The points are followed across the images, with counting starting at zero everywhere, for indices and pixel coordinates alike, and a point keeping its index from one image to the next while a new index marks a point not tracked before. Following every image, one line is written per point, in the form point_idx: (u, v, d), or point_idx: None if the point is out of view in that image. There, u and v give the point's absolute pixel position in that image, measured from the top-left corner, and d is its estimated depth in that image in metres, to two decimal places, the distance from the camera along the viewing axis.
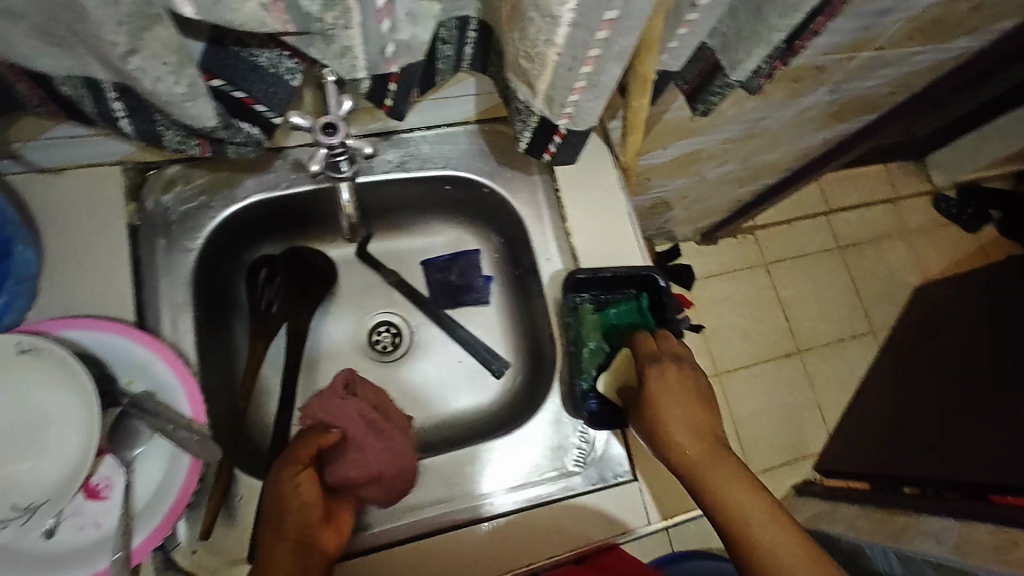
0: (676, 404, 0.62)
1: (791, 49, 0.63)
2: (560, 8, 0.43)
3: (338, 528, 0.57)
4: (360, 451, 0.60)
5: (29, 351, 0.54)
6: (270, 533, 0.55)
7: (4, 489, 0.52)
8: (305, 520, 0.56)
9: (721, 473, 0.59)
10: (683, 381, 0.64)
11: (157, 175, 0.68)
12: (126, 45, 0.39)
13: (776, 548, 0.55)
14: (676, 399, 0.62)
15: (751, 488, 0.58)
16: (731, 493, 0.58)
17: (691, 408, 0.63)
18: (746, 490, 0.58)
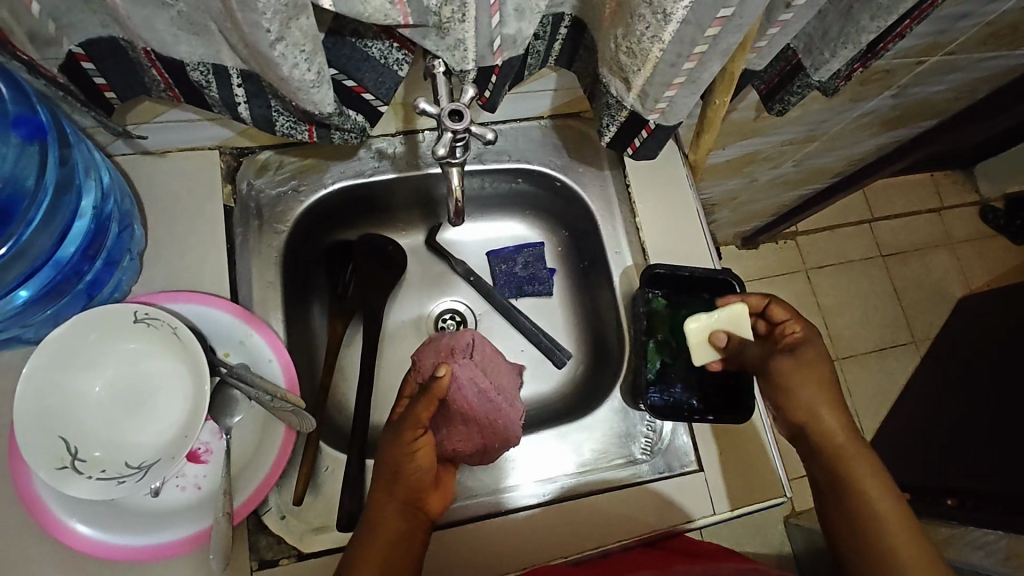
0: (820, 393, 0.62)
1: (874, 52, 0.64)
2: (674, 6, 0.45)
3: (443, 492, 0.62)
4: (464, 420, 0.65)
5: (143, 320, 0.57)
6: (383, 488, 0.59)
7: (122, 448, 0.56)
8: (415, 485, 0.59)
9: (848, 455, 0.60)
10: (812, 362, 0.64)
11: (252, 160, 0.70)
12: (276, 34, 0.41)
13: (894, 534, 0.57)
14: (809, 379, 0.62)
15: (887, 497, 0.59)
16: (862, 484, 0.59)
17: (821, 390, 0.62)
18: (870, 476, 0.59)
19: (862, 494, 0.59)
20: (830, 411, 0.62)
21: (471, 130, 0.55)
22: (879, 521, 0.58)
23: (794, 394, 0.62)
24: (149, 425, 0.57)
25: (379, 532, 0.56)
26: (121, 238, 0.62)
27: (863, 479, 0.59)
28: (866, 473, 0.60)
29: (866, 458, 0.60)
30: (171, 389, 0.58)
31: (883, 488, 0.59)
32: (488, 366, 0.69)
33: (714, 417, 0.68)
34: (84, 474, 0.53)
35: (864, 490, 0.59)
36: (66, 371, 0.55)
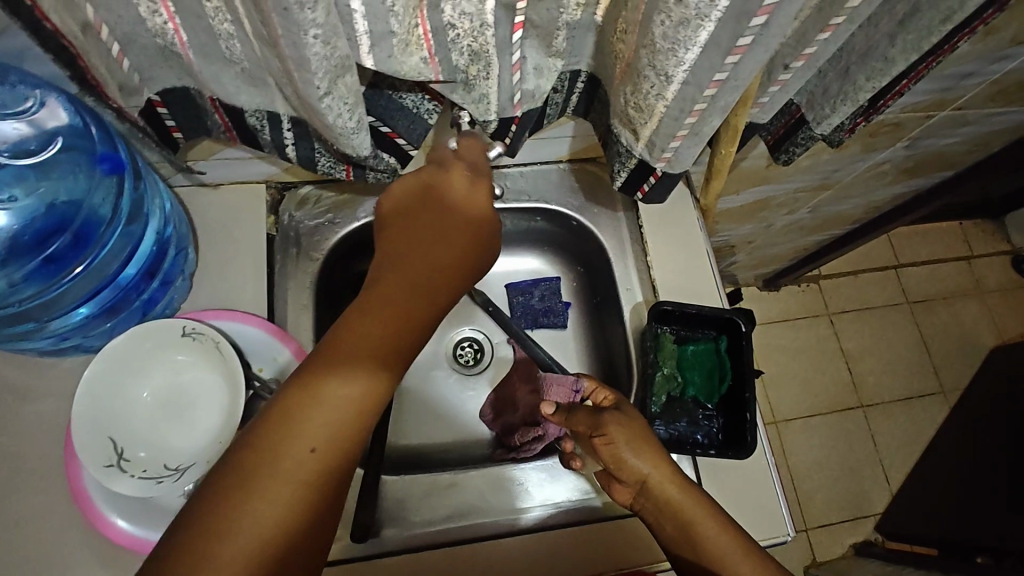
0: (640, 456, 0.60)
1: (876, 108, 0.68)
2: (675, 69, 0.50)
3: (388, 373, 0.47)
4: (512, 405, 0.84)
5: (190, 334, 0.63)
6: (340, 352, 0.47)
7: (162, 451, 0.61)
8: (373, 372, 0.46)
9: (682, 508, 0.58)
10: (631, 426, 0.62)
11: (293, 194, 0.78)
12: (325, 89, 0.48)
13: None
14: (628, 440, 0.61)
15: (738, 543, 0.55)
16: (707, 534, 0.56)
17: (641, 447, 0.61)
18: (712, 522, 0.56)
19: (714, 551, 0.55)
20: (660, 471, 0.60)
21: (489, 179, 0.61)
22: (737, 569, 0.54)
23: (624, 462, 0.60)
24: (187, 432, 0.63)
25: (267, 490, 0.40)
26: (176, 260, 0.69)
27: (708, 533, 0.56)
28: (709, 521, 0.57)
29: (705, 507, 0.58)
30: (209, 400, 0.64)
31: (731, 535, 0.56)
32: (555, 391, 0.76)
33: (717, 451, 0.70)
34: (128, 472, 0.58)
35: (721, 548, 0.55)
36: (121, 378, 0.62)
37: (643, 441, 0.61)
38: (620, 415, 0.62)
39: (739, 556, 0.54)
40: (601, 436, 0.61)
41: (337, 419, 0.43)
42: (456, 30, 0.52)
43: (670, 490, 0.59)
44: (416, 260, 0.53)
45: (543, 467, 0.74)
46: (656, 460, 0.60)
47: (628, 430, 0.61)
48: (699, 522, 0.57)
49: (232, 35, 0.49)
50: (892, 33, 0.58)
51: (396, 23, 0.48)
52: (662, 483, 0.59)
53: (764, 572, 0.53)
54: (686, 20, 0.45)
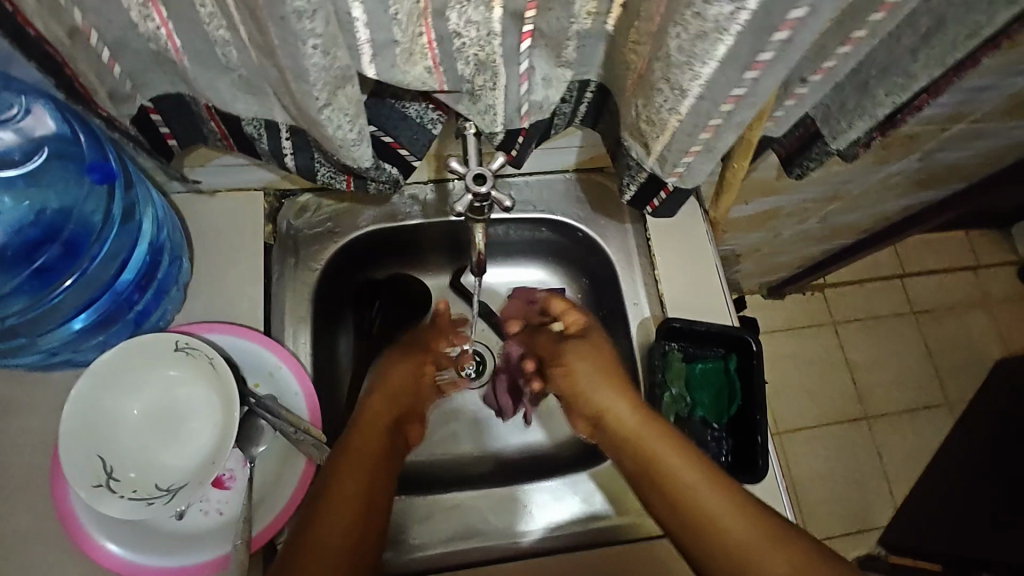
0: (605, 385, 0.65)
1: (893, 122, 0.65)
2: (690, 83, 0.48)
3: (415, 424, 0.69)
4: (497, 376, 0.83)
5: (183, 349, 0.61)
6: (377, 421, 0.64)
7: (152, 471, 0.59)
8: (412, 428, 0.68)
9: (645, 439, 0.61)
10: (596, 359, 0.67)
11: (292, 202, 0.75)
12: (324, 100, 0.46)
13: (715, 509, 0.55)
14: (593, 374, 0.66)
15: (700, 472, 0.58)
16: (671, 463, 0.59)
17: (605, 381, 0.65)
18: (675, 454, 0.59)
19: (671, 470, 0.58)
20: (624, 402, 0.64)
21: (493, 195, 0.56)
22: (704, 496, 0.56)
23: (587, 391, 0.66)
24: (179, 448, 0.61)
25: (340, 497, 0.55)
26: (172, 268, 0.66)
27: (666, 454, 0.59)
28: (674, 453, 0.60)
29: (668, 439, 0.61)
30: (202, 417, 0.62)
31: (689, 454, 0.59)
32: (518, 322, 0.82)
33: (727, 475, 0.68)
34: (117, 493, 0.57)
35: (685, 478, 0.58)
36: (110, 392, 0.59)
37: (608, 374, 0.66)
38: (583, 341, 0.69)
39: (695, 471, 0.58)
40: (563, 363, 0.68)
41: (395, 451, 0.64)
42: (461, 39, 0.49)
43: (628, 414, 0.63)
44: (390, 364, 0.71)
45: (555, 487, 0.71)
46: (619, 386, 0.65)
47: (595, 357, 0.67)
48: (657, 442, 0.60)
49: (228, 41, 0.47)
50: (914, 47, 0.56)
51: (399, 31, 0.46)
52: (625, 413, 0.63)
53: (721, 491, 0.56)
54: (704, 34, 0.43)
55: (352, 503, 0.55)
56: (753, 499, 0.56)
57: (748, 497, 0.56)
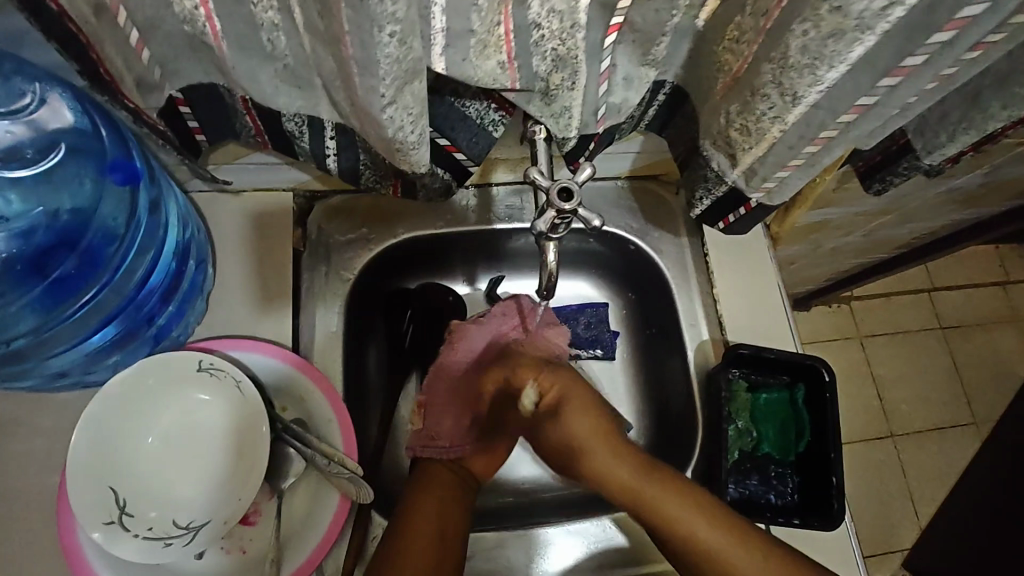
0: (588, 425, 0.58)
1: (992, 137, 0.59)
2: (808, 89, 0.42)
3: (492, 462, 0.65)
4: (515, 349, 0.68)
5: (207, 369, 0.55)
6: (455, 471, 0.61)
7: (170, 506, 0.53)
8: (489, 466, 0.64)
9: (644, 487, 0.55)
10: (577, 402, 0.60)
11: (323, 205, 0.69)
12: (389, 98, 0.39)
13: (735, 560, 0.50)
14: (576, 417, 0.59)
15: (713, 518, 0.53)
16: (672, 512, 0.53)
17: (590, 419, 0.58)
18: (676, 501, 0.53)
19: (671, 514, 0.53)
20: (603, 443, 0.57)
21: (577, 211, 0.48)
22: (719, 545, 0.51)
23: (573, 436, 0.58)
24: (199, 479, 0.54)
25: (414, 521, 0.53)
26: (197, 275, 0.60)
27: (659, 498, 0.54)
28: (676, 499, 0.54)
29: (663, 482, 0.55)
30: (224, 445, 0.55)
31: (667, 477, 0.55)
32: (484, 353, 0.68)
33: (800, 522, 0.62)
34: (131, 532, 0.50)
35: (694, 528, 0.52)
36: (124, 417, 0.53)
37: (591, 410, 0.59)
38: (571, 376, 0.62)
39: (702, 522, 0.52)
40: (552, 430, 0.60)
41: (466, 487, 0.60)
42: (541, 31, 0.42)
43: (616, 467, 0.56)
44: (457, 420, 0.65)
45: (587, 528, 0.65)
46: (606, 441, 0.57)
47: (585, 419, 0.58)
48: (645, 485, 0.54)
49: (277, 25, 0.40)
50: None
51: (478, 20, 0.40)
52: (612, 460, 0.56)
53: (692, 505, 0.53)
54: (839, 32, 0.37)
55: (425, 528, 0.53)
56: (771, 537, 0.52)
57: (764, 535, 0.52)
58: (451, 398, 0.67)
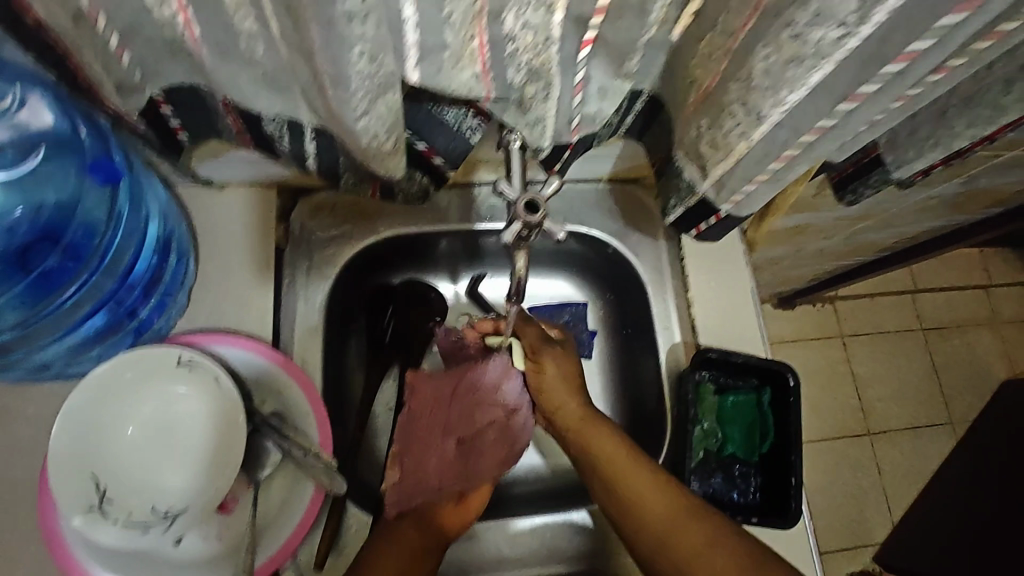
0: (553, 375, 0.63)
1: (961, 153, 0.61)
2: (770, 109, 0.43)
3: (467, 506, 0.64)
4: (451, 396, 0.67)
5: (185, 364, 0.56)
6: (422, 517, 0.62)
7: (148, 494, 0.55)
8: (462, 518, 0.63)
9: (594, 432, 0.60)
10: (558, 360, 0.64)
11: (306, 201, 0.70)
12: (363, 109, 0.40)
13: (655, 509, 0.54)
14: (552, 372, 0.64)
15: (647, 470, 0.57)
16: (614, 459, 0.58)
17: (564, 379, 0.63)
18: (614, 444, 0.59)
19: (597, 451, 0.59)
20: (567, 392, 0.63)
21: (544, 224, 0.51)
22: (649, 499, 0.55)
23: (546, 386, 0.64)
24: (178, 469, 0.56)
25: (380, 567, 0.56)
26: (178, 269, 0.62)
27: (598, 445, 0.59)
28: (611, 446, 0.59)
29: (603, 427, 0.61)
30: (202, 437, 0.57)
31: (602, 424, 0.61)
32: (433, 396, 0.67)
33: (758, 520, 0.65)
34: (110, 518, 0.53)
35: (630, 482, 0.56)
36: (106, 406, 0.54)
37: (570, 369, 0.64)
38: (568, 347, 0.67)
39: (638, 471, 0.57)
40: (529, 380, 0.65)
41: (427, 537, 0.61)
42: (516, 43, 0.42)
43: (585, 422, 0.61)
44: (423, 454, 0.66)
45: (550, 520, 0.68)
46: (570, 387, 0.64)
47: (556, 367, 0.64)
48: (588, 423, 0.61)
49: (255, 34, 0.41)
50: (1007, 78, 0.51)
51: (451, 34, 0.41)
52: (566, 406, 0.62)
53: (645, 470, 0.57)
54: (799, 58, 0.38)
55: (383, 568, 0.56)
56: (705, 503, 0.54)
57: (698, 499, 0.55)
58: (425, 437, 0.66)
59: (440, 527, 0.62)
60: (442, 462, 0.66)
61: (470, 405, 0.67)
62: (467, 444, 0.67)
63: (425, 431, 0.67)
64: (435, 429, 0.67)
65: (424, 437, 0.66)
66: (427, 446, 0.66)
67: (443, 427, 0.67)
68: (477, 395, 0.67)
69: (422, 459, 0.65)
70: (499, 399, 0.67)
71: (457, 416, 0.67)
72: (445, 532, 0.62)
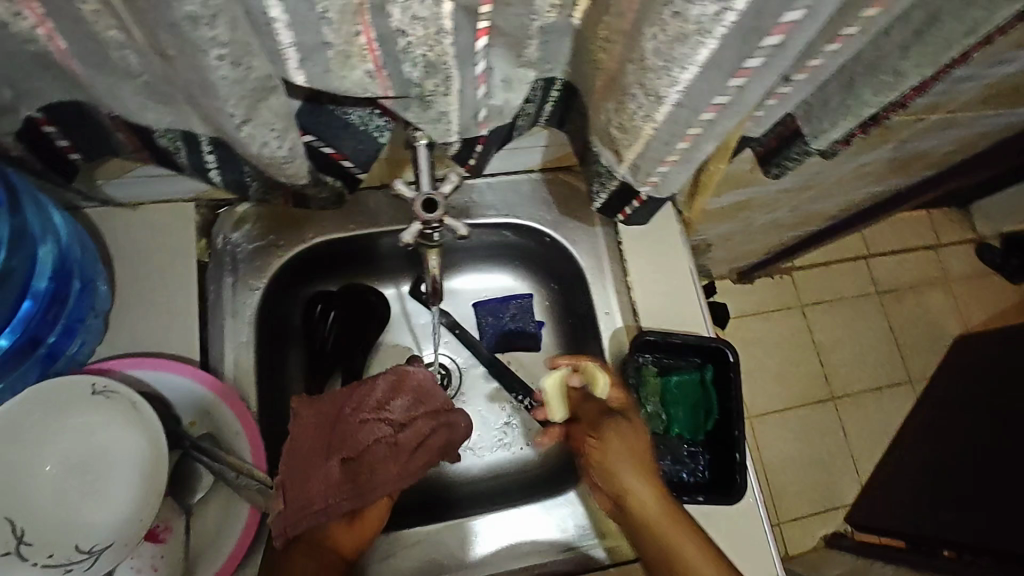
0: (628, 462, 0.61)
1: (875, 120, 0.62)
2: (667, 89, 0.43)
3: (360, 527, 0.58)
4: (334, 411, 0.58)
5: (101, 392, 0.54)
6: (310, 551, 0.55)
7: (69, 532, 0.52)
8: (357, 538, 0.58)
9: (673, 531, 0.58)
10: (632, 444, 0.62)
11: (228, 213, 0.67)
12: (241, 116, 0.40)
13: None
14: (622, 457, 0.61)
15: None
16: (691, 565, 0.56)
17: (638, 467, 0.61)
18: (693, 548, 0.57)
19: (678, 554, 0.57)
20: (639, 479, 0.60)
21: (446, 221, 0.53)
22: None
23: (614, 472, 0.61)
24: (98, 504, 0.53)
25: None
26: (84, 296, 0.59)
27: (678, 546, 0.57)
28: (691, 549, 0.57)
29: (681, 526, 0.58)
30: (125, 467, 0.54)
31: (683, 525, 0.58)
32: (316, 411, 0.58)
33: (704, 497, 0.64)
34: (29, 561, 0.50)
35: None
36: (16, 444, 0.52)
37: (641, 454, 0.62)
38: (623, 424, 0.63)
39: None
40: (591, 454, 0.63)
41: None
42: (407, 37, 0.41)
43: (657, 509, 0.59)
44: (301, 479, 0.55)
45: (507, 522, 0.67)
46: (647, 475, 0.61)
47: (620, 448, 0.62)
48: (665, 521, 0.58)
49: (123, 44, 0.39)
50: (906, 43, 0.51)
51: (330, 32, 0.38)
52: (642, 498, 0.59)
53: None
54: (684, 36, 0.38)
55: None
56: None
57: None
58: (305, 458, 0.56)
59: (334, 551, 0.57)
60: (324, 488, 0.55)
61: (357, 419, 0.58)
62: (352, 466, 0.57)
63: (304, 451, 0.57)
64: (316, 452, 0.57)
65: (303, 457, 0.56)
66: (307, 469, 0.56)
67: (323, 445, 0.57)
68: (365, 409, 0.59)
69: (302, 484, 0.55)
70: (385, 414, 0.59)
71: (337, 433, 0.57)
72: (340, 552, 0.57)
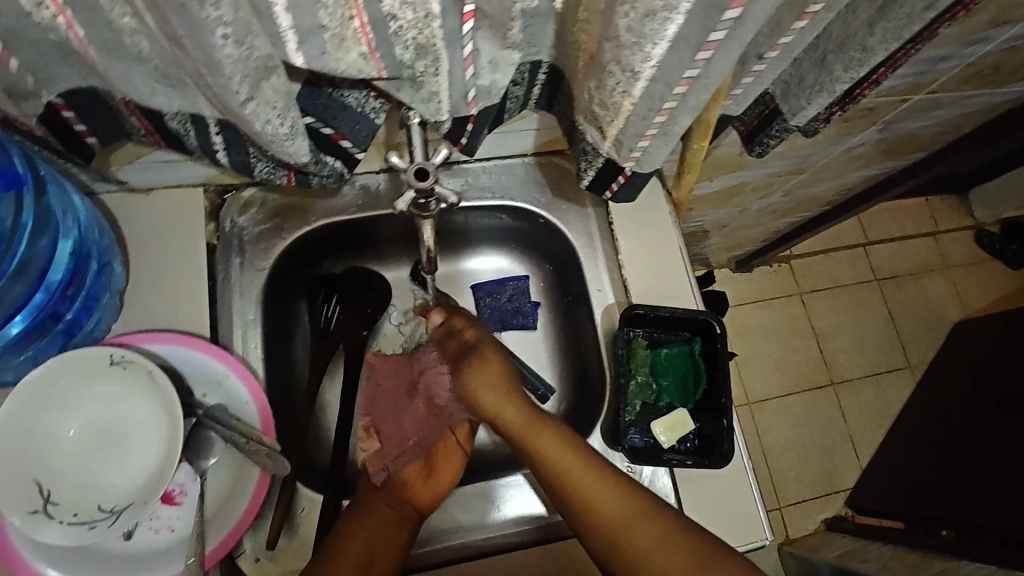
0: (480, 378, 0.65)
1: (852, 97, 0.65)
2: (642, 65, 0.45)
3: (437, 479, 0.68)
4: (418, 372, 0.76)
5: (119, 363, 0.57)
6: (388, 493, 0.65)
7: (93, 491, 0.56)
8: (434, 492, 0.67)
9: (541, 436, 0.61)
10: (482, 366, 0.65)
11: (235, 198, 0.71)
12: (246, 94, 0.44)
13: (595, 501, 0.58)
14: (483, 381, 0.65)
15: (587, 463, 0.60)
16: (559, 460, 0.60)
17: (493, 384, 0.65)
18: (564, 450, 0.61)
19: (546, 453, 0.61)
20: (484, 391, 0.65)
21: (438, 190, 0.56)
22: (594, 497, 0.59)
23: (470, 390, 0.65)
24: (124, 466, 0.57)
25: (356, 528, 0.59)
26: (100, 276, 0.62)
27: (545, 445, 0.61)
28: (561, 452, 0.61)
29: (552, 432, 0.62)
30: (146, 431, 0.58)
31: (553, 428, 0.62)
32: (404, 370, 0.76)
33: (692, 463, 0.67)
34: (55, 519, 0.53)
35: (574, 475, 0.60)
36: (43, 410, 0.56)
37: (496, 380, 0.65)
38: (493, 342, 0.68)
39: (586, 472, 0.59)
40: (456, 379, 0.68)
41: (388, 518, 0.62)
42: (398, 22, 0.44)
43: (506, 410, 0.64)
44: (396, 422, 0.74)
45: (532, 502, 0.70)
46: (505, 388, 0.65)
47: (487, 369, 0.65)
48: (526, 427, 0.62)
49: (136, 30, 0.42)
50: (871, 20, 0.54)
51: (326, 16, 0.41)
52: (504, 412, 0.64)
53: (591, 468, 0.60)
54: (652, 12, 0.41)
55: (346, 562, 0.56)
56: (642, 492, 0.59)
57: (638, 492, 0.59)
58: (398, 406, 0.75)
59: (413, 494, 0.66)
60: (416, 424, 0.73)
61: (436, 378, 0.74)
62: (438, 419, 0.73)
63: (397, 401, 0.75)
64: (407, 402, 0.75)
65: (394, 405, 0.75)
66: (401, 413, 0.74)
67: (411, 396, 0.75)
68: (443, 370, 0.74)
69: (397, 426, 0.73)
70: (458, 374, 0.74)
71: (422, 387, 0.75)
72: (416, 503, 0.66)
